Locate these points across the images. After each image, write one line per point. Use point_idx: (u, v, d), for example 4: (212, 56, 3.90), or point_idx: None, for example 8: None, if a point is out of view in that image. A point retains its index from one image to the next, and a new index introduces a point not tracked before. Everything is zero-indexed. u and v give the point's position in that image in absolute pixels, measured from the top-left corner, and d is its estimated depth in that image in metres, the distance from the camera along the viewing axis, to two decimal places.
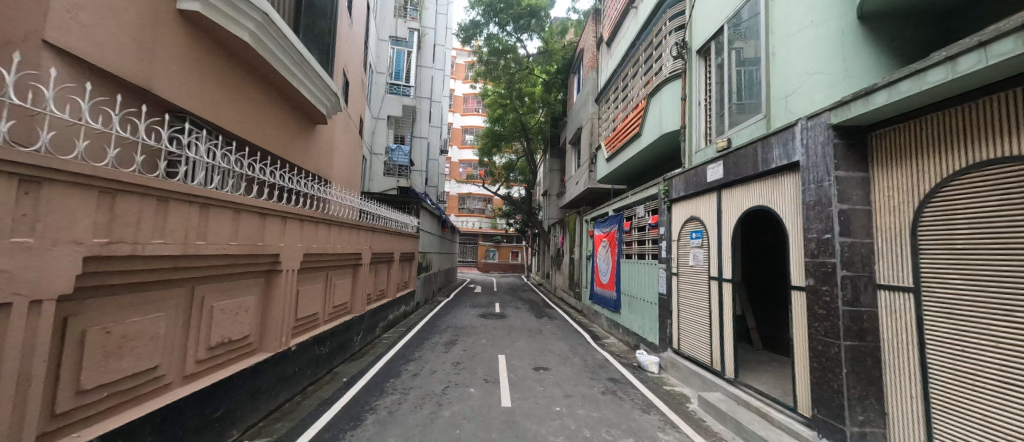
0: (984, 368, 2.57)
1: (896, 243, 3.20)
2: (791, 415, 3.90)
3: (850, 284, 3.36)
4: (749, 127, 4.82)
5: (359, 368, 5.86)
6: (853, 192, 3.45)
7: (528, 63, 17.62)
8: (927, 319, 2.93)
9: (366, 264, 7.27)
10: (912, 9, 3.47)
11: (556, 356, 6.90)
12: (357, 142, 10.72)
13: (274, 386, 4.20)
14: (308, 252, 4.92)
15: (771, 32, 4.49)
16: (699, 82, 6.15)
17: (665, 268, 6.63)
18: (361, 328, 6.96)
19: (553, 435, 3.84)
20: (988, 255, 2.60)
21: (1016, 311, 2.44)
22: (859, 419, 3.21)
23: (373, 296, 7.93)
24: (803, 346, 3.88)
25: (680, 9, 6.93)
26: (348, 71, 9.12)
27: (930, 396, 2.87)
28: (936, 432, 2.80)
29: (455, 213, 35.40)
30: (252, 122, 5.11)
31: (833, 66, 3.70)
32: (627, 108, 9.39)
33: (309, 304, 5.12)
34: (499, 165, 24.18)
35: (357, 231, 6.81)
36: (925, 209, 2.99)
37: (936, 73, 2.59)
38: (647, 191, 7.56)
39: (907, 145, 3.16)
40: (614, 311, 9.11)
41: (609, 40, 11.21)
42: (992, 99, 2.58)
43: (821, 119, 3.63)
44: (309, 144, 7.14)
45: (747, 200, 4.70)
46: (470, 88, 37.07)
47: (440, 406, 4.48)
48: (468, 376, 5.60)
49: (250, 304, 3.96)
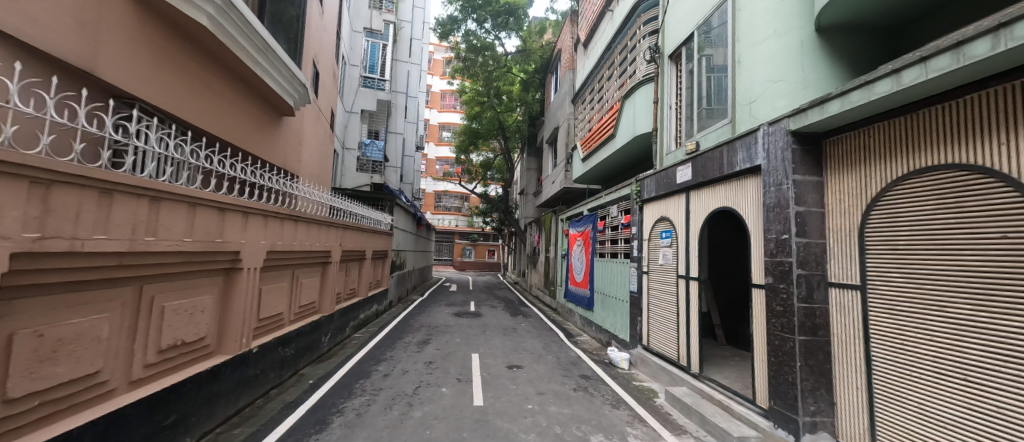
0: (919, 359, 2.80)
1: (846, 244, 3.44)
2: (750, 407, 4.09)
3: (805, 281, 3.56)
4: (716, 131, 5.00)
5: (328, 370, 5.68)
6: (809, 195, 3.66)
7: (506, 61, 17.54)
8: (871, 314, 3.16)
9: (335, 262, 7.04)
10: (865, 23, 3.70)
11: (530, 354, 6.94)
12: (327, 136, 10.35)
13: (233, 390, 4.00)
14: (272, 249, 4.72)
15: (737, 40, 4.66)
16: (671, 86, 6.33)
17: (636, 266, 6.81)
18: (330, 328, 6.74)
19: (524, 433, 3.86)
20: (924, 255, 2.83)
21: (947, 306, 2.66)
22: (812, 409, 3.41)
23: (343, 295, 7.69)
24: (761, 341, 4.07)
25: (653, 14, 7.09)
26: (318, 61, 8.76)
27: (874, 385, 3.10)
28: (878, 418, 3.03)
29: (431, 211, 34.99)
30: (210, 110, 4.82)
31: (794, 76, 3.90)
32: (602, 109, 9.56)
33: (273, 304, 4.90)
34: (477, 163, 24.04)
35: (327, 228, 6.59)
36: (871, 213, 3.22)
37: (884, 84, 2.79)
38: (621, 191, 7.71)
39: (856, 152, 3.40)
40: (588, 309, 9.26)
41: (585, 41, 11.35)
42: (930, 111, 2.81)
43: (780, 125, 3.82)
44: (274, 136, 6.82)
45: (713, 202, 4.88)
46: (447, 84, 36.69)
47: (411, 406, 4.40)
48: (441, 376, 5.53)
49: (207, 304, 3.74)
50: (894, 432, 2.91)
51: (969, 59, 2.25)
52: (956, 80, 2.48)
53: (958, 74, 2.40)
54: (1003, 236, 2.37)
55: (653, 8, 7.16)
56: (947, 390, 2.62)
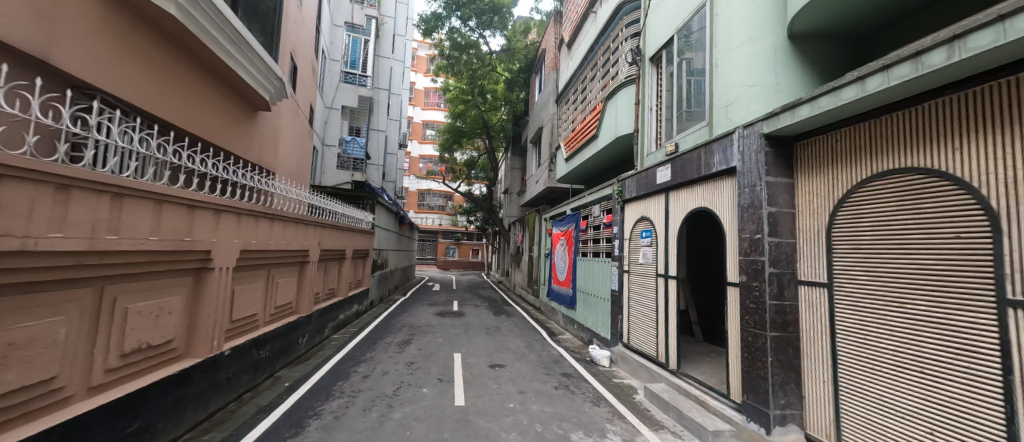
0: (880, 352, 2.96)
1: (815, 243, 3.60)
2: (725, 401, 4.21)
3: (776, 279, 3.69)
4: (695, 132, 5.11)
5: (305, 372, 5.54)
6: (780, 196, 3.80)
7: (491, 60, 17.46)
8: (838, 311, 3.32)
9: (314, 262, 6.87)
10: (834, 32, 3.85)
11: (512, 353, 6.95)
12: (305, 132, 10.07)
13: (203, 394, 3.85)
14: (246, 248, 4.56)
15: (714, 45, 4.78)
16: (652, 88, 6.43)
17: (618, 265, 6.90)
18: (307, 329, 6.57)
19: (506, 432, 3.86)
20: (885, 254, 2.98)
21: (905, 302, 2.81)
22: (781, 402, 3.54)
23: (322, 295, 7.50)
24: (735, 337, 4.20)
25: (636, 16, 7.19)
26: (296, 54, 8.51)
27: (839, 378, 3.25)
28: (844, 409, 3.19)
29: (415, 209, 34.59)
30: (178, 103, 4.62)
31: (768, 80, 4.02)
32: (585, 109, 9.64)
33: (247, 304, 4.75)
34: (461, 162, 23.94)
35: (305, 227, 6.42)
36: (838, 213, 3.37)
37: (850, 91, 2.91)
38: (603, 191, 7.80)
39: (825, 156, 3.55)
40: (570, 307, 9.35)
41: (569, 41, 11.40)
42: (891, 117, 2.96)
43: (754, 128, 3.94)
44: (249, 132, 6.59)
45: (691, 202, 5.00)
46: (431, 81, 36.30)
47: (391, 408, 4.34)
48: (422, 376, 5.48)
49: (175, 305, 3.59)
50: (858, 422, 3.06)
51: (926, 68, 2.37)
52: (914, 88, 2.62)
53: (918, 82, 2.52)
54: (955, 236, 2.52)
55: (636, 11, 7.26)
56: (905, 381, 2.77)
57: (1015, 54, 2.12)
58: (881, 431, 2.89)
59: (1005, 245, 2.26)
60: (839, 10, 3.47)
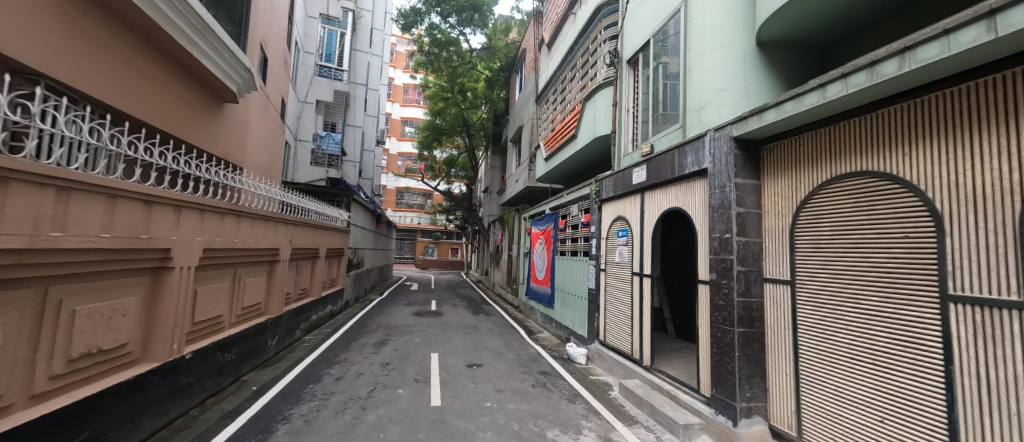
0: (837, 345, 3.13)
1: (779, 243, 3.77)
2: (695, 395, 4.34)
3: (743, 277, 3.84)
4: (669, 134, 5.24)
5: (274, 375, 5.34)
6: (748, 197, 3.95)
7: (471, 58, 17.34)
8: (799, 307, 3.49)
9: (284, 261, 6.63)
10: (798, 40, 4.03)
11: (490, 352, 6.94)
12: (277, 126, 9.70)
13: (162, 400, 3.64)
14: (210, 247, 4.35)
15: (688, 50, 4.91)
16: (628, 90, 6.56)
17: (595, 264, 7.00)
18: (277, 331, 6.33)
19: (482, 432, 3.85)
20: (842, 253, 3.15)
21: (859, 298, 2.99)
22: (747, 395, 3.67)
23: (293, 296, 7.26)
24: (705, 333, 4.33)
25: (614, 19, 7.31)
26: (266, 45, 8.18)
27: (800, 371, 3.42)
28: (804, 400, 3.36)
29: (393, 208, 33.99)
30: (134, 92, 4.35)
31: (737, 85, 4.16)
32: (565, 110, 9.74)
33: (210, 305, 4.53)
34: (441, 160, 23.72)
35: (275, 225, 6.19)
36: (801, 214, 3.54)
37: (812, 97, 3.06)
38: (581, 191, 7.89)
39: (788, 159, 3.72)
40: (548, 306, 9.43)
41: (549, 42, 11.48)
42: (849, 123, 3.13)
43: (724, 131, 4.07)
44: (214, 124, 6.29)
45: (665, 202, 5.13)
46: (410, 78, 35.76)
47: (364, 410, 4.25)
48: (397, 377, 5.38)
49: (130, 307, 3.39)
50: (817, 411, 3.23)
51: (879, 77, 2.53)
52: (868, 96, 2.79)
53: (872, 91, 2.69)
54: (903, 236, 2.70)
55: (614, 14, 7.38)
56: (859, 372, 2.94)
57: (955, 67, 2.30)
58: (837, 420, 3.06)
59: (945, 244, 2.44)
60: (804, 19, 3.64)
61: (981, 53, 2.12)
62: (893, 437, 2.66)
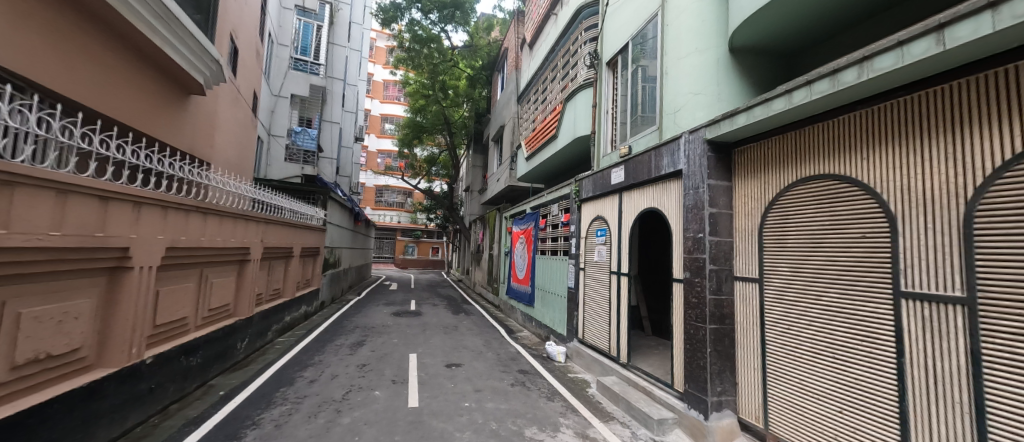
0: (800, 340, 3.28)
1: (748, 242, 3.91)
2: (669, 391, 4.45)
3: (715, 275, 3.97)
4: (646, 136, 5.35)
5: (243, 379, 5.15)
6: (720, 198, 4.08)
7: (453, 55, 17.17)
8: (766, 304, 3.63)
9: (255, 260, 6.39)
10: (768, 48, 4.20)
11: (470, 352, 6.92)
12: (248, 120, 9.33)
13: (120, 407, 3.45)
14: (173, 246, 4.14)
15: (664, 54, 5.02)
16: (607, 91, 6.67)
17: (574, 263, 7.08)
18: (247, 333, 6.09)
19: (460, 432, 3.83)
20: (806, 253, 3.30)
21: (822, 295, 3.14)
22: (718, 390, 3.80)
23: (264, 296, 7.00)
24: (679, 330, 4.45)
25: (594, 21, 7.39)
26: (237, 35, 7.86)
27: (767, 365, 3.56)
28: (770, 393, 3.50)
29: (372, 206, 33.35)
30: (89, 80, 4.09)
31: (710, 89, 4.29)
32: (546, 110, 9.80)
33: (174, 307, 4.32)
34: (421, 158, 23.42)
35: (245, 223, 5.96)
36: (768, 215, 3.69)
37: (779, 102, 3.21)
38: (561, 191, 7.96)
39: (757, 162, 3.87)
40: (528, 305, 9.47)
41: (531, 41, 11.52)
42: (814, 129, 3.29)
43: (698, 134, 4.19)
44: (178, 117, 5.99)
45: (642, 202, 5.23)
46: (390, 74, 35.18)
47: (339, 413, 4.15)
48: (374, 379, 5.29)
49: (83, 310, 3.19)
50: (783, 404, 3.37)
51: (841, 84, 2.67)
52: (829, 103, 2.95)
53: (833, 98, 2.84)
54: (861, 236, 2.85)
55: (594, 16, 7.47)
56: (820, 365, 3.09)
57: (907, 77, 2.46)
58: (800, 411, 3.21)
59: (899, 243, 2.60)
60: (773, 28, 3.78)
61: (928, 65, 2.28)
62: (852, 426, 2.81)
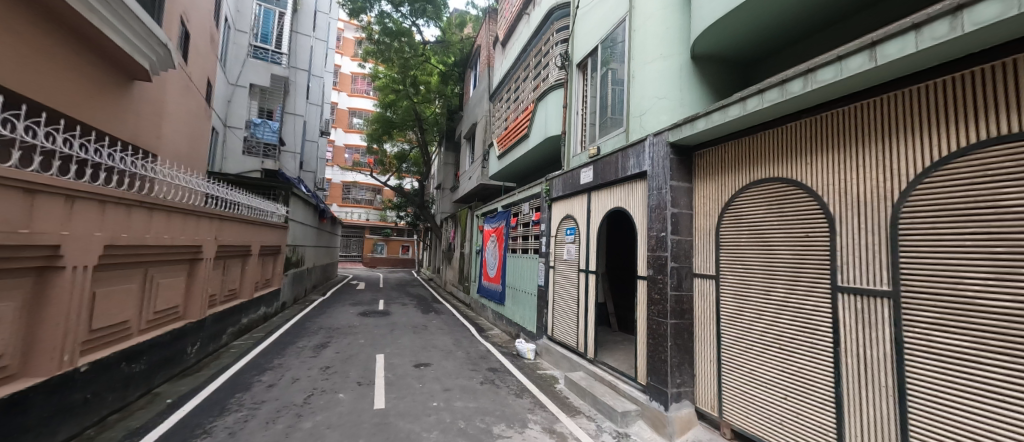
0: (751, 333, 3.50)
1: (706, 241, 4.12)
2: (633, 384, 4.61)
3: (676, 272, 4.16)
4: (614, 138, 5.50)
5: (194, 386, 4.83)
6: (681, 198, 4.28)
7: (425, 50, 16.77)
8: (721, 300, 3.84)
9: (208, 259, 6.01)
10: (727, 57, 4.43)
11: (439, 351, 6.85)
12: (200, 109, 8.72)
13: (50, 420, 3.15)
14: (112, 243, 3.82)
15: (632, 58, 5.17)
16: (578, 93, 6.79)
17: (544, 261, 7.17)
18: (198, 336, 5.71)
19: (427, 431, 3.79)
20: (756, 251, 3.52)
21: (771, 291, 3.35)
22: (677, 382, 3.99)
23: (218, 298, 6.60)
24: (642, 325, 4.62)
25: (565, 23, 7.50)
26: (187, 18, 7.31)
27: (722, 358, 3.76)
28: (724, 384, 3.70)
29: (339, 203, 32.20)
30: (14, 61, 3.68)
31: (674, 94, 4.47)
32: (518, 109, 9.85)
33: (114, 309, 3.99)
34: (391, 154, 22.87)
35: (197, 219, 5.59)
36: (723, 216, 3.91)
37: (735, 108, 3.40)
38: (532, 189, 8.03)
39: (715, 164, 4.08)
40: (499, 303, 9.51)
41: (503, 40, 11.52)
42: (766, 135, 3.52)
43: (662, 137, 4.36)
44: (119, 104, 5.51)
45: (609, 202, 5.38)
46: (359, 67, 34.04)
47: (300, 418, 3.99)
48: (338, 381, 5.12)
49: (4, 314, 2.87)
50: (735, 393, 3.58)
51: (789, 94, 2.89)
52: (779, 111, 3.18)
53: (782, 106, 3.06)
54: (805, 236, 3.09)
55: (565, 18, 7.57)
56: (768, 355, 3.31)
57: (846, 89, 2.69)
58: (750, 399, 3.43)
59: (837, 242, 2.84)
60: (731, 38, 4.00)
61: (861, 80, 2.52)
62: (795, 412, 3.03)
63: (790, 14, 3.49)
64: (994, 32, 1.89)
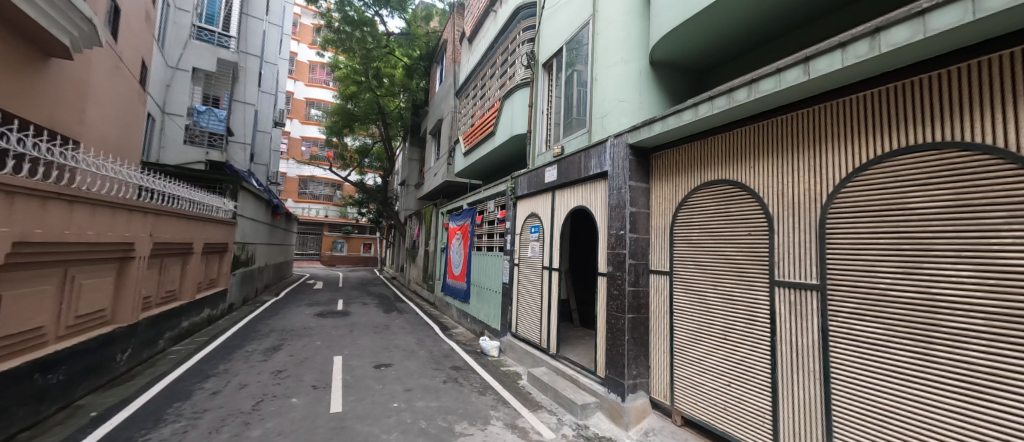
0: (700, 325, 3.72)
1: (661, 239, 4.32)
2: (592, 377, 4.76)
3: (634, 269, 4.34)
4: (577, 138, 5.63)
5: (124, 396, 4.39)
6: (640, 197, 4.46)
7: (389, 42, 16.20)
8: (674, 295, 4.06)
9: (140, 258, 5.47)
10: (683, 64, 4.67)
11: (401, 351, 6.70)
12: (133, 92, 7.88)
13: None
14: (24, 241, 3.37)
15: (595, 61, 5.31)
16: (543, 92, 6.89)
17: (509, 259, 7.21)
18: (129, 343, 5.18)
19: (387, 433, 3.70)
20: (707, 249, 3.73)
21: (718, 285, 3.57)
22: (634, 374, 4.17)
23: (153, 301, 6.04)
24: (602, 321, 4.77)
25: (532, 22, 7.58)
26: None
27: (674, 349, 3.98)
28: (676, 374, 3.91)
29: (294, 198, 30.48)
30: None
31: (633, 98, 4.65)
32: (484, 106, 9.83)
33: (25, 314, 3.54)
34: (352, 148, 22.04)
35: (128, 214, 5.07)
36: (677, 215, 4.11)
37: (688, 113, 3.60)
38: (497, 187, 8.04)
39: (670, 166, 4.29)
40: (464, 301, 9.44)
41: (470, 36, 11.42)
42: (716, 139, 3.74)
43: (622, 139, 4.52)
44: (32, 82, 4.87)
45: (573, 200, 5.49)
46: (317, 55, 32.37)
47: (248, 425, 3.76)
48: (291, 386, 4.87)
49: None
50: (685, 383, 3.80)
51: (736, 102, 3.09)
52: (726, 117, 3.40)
53: (729, 113, 3.28)
54: (749, 234, 3.33)
55: (532, 18, 7.64)
56: (715, 345, 3.54)
57: (783, 99, 2.94)
58: (698, 387, 3.65)
59: (775, 239, 3.09)
60: (687, 47, 4.22)
61: (796, 91, 2.76)
62: (738, 397, 3.28)
63: (739, 27, 3.74)
64: (905, 54, 2.14)
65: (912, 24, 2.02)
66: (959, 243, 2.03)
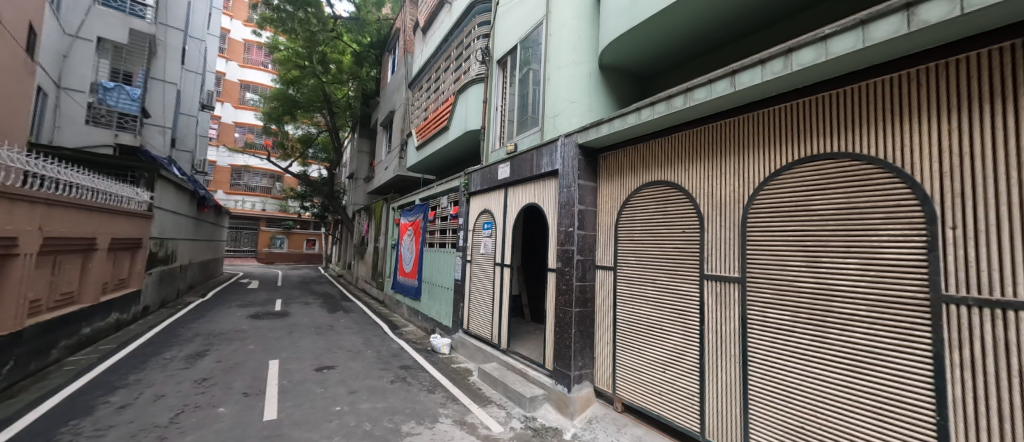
0: (639, 316, 3.96)
1: (606, 236, 4.53)
2: (540, 370, 4.90)
3: (581, 265, 4.52)
4: (530, 136, 5.72)
5: (2, 417, 3.75)
6: (588, 196, 4.64)
7: (336, 26, 15.27)
8: (617, 289, 4.28)
9: (26, 255, 4.68)
10: (630, 70, 4.91)
11: (347, 352, 6.40)
12: (17, 61, 6.69)
13: None
14: None
15: (548, 61, 5.41)
16: (497, 89, 6.90)
17: (461, 256, 7.14)
18: (11, 354, 4.43)
19: (327, 438, 3.54)
20: (647, 246, 3.96)
21: (656, 279, 3.83)
22: (579, 365, 4.35)
23: (44, 305, 5.19)
24: (550, 315, 4.90)
25: (487, 18, 7.54)
26: None
27: (616, 340, 4.20)
28: (618, 364, 4.13)
29: (225, 189, 27.73)
30: None
31: (584, 99, 4.80)
32: (438, 100, 9.64)
33: None
34: (295, 137, 20.51)
35: (9, 205, 4.32)
36: (622, 213, 4.33)
37: (632, 117, 3.78)
38: (451, 183, 7.94)
39: (616, 167, 4.49)
40: (415, 299, 9.21)
41: (423, 26, 11.11)
42: (657, 142, 3.98)
43: (571, 139, 4.67)
44: None
45: (525, 198, 5.57)
46: (253, 34, 29.63)
47: (164, 440, 3.39)
48: (218, 394, 4.46)
49: None
50: (626, 371, 4.03)
51: (673, 108, 3.31)
52: (666, 122, 3.62)
53: (668, 118, 3.51)
54: (683, 232, 3.59)
55: (486, 13, 7.60)
56: (652, 334, 3.79)
57: (713, 108, 3.21)
58: (637, 374, 3.89)
59: (706, 236, 3.36)
60: (633, 54, 4.44)
61: (725, 101, 3.02)
62: (671, 381, 3.54)
63: (680, 39, 4.02)
64: (809, 73, 2.44)
65: (817, 46, 2.30)
66: (848, 240, 2.37)
